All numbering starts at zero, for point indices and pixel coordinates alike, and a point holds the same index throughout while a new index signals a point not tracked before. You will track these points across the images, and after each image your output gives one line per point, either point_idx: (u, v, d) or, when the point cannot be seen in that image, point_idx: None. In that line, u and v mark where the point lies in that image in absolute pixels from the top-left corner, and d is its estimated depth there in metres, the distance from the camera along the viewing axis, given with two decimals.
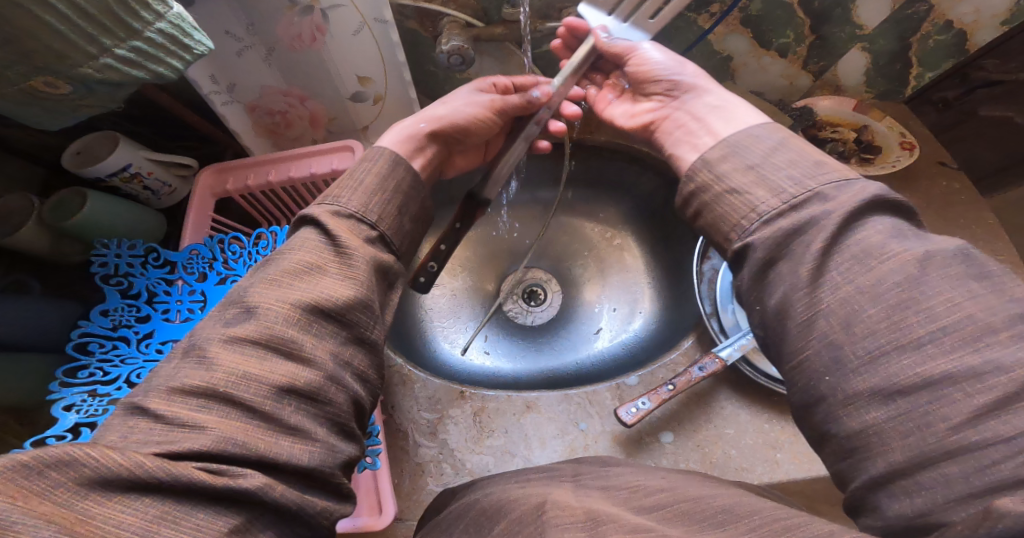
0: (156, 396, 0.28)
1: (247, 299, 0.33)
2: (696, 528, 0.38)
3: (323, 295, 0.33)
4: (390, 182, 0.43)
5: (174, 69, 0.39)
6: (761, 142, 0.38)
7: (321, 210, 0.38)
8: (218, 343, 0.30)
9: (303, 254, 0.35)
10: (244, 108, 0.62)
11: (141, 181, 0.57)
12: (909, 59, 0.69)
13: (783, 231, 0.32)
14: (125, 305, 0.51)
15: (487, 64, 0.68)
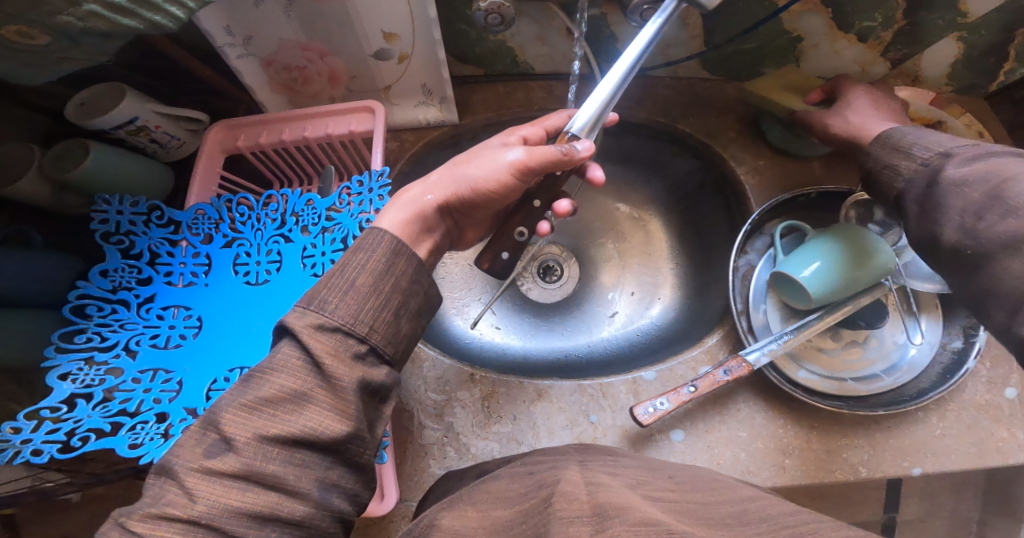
0: (138, 519, 0.29)
1: (224, 426, 0.31)
2: (711, 526, 0.37)
3: (305, 429, 0.31)
4: (386, 282, 0.37)
5: (172, 18, 0.35)
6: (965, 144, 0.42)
7: (303, 323, 0.34)
8: (198, 474, 0.30)
9: (286, 377, 0.32)
10: (259, 61, 0.57)
11: (148, 134, 0.53)
12: (1007, 52, 0.63)
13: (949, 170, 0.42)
14: (126, 267, 0.49)
15: (524, 25, 0.63)
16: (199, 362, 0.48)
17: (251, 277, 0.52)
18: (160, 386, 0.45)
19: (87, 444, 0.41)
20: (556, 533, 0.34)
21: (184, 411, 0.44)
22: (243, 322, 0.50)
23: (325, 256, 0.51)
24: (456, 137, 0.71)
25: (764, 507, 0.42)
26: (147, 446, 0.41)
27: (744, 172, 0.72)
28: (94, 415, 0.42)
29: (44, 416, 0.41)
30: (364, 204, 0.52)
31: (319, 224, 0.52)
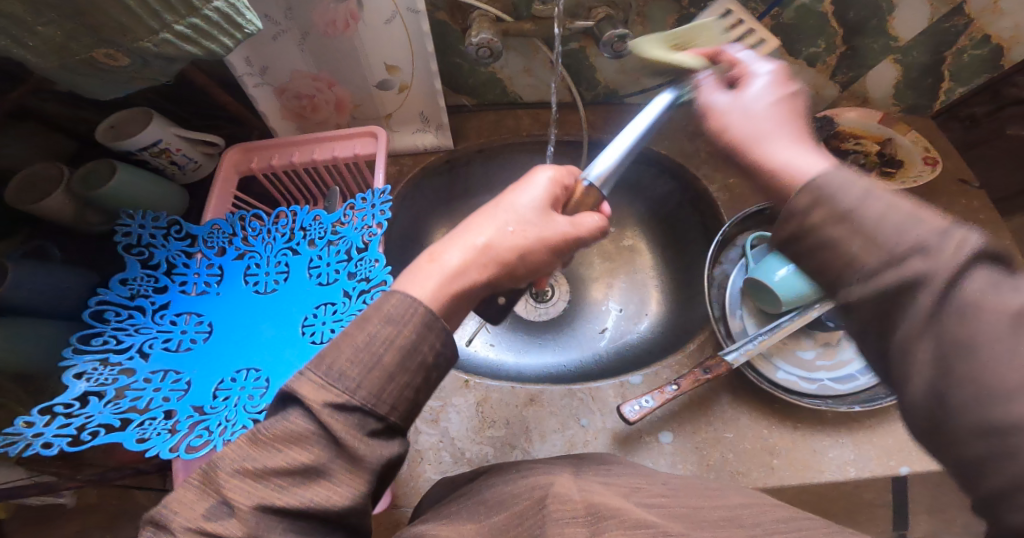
0: None
1: (227, 492, 0.32)
2: (699, 527, 0.40)
3: (311, 503, 0.32)
4: (413, 361, 0.37)
5: (224, 47, 0.40)
6: (837, 189, 0.35)
7: (318, 399, 0.34)
8: (198, 536, 0.31)
9: (294, 451, 0.33)
10: (273, 91, 0.63)
11: (168, 156, 0.58)
12: (941, 73, 0.70)
13: (885, 290, 0.32)
14: (145, 276, 0.53)
15: (511, 57, 0.70)
16: (208, 364, 0.50)
17: (260, 287, 0.55)
18: (169, 385, 0.48)
19: (96, 438, 0.44)
20: (551, 532, 0.38)
21: (191, 409, 0.47)
22: (251, 327, 0.53)
23: (329, 266, 0.55)
24: (450, 162, 0.76)
25: (754, 515, 0.42)
26: (153, 440, 0.44)
27: (717, 189, 0.77)
28: (105, 412, 0.45)
29: (58, 411, 0.45)
30: (367, 219, 0.56)
31: (325, 238, 0.56)
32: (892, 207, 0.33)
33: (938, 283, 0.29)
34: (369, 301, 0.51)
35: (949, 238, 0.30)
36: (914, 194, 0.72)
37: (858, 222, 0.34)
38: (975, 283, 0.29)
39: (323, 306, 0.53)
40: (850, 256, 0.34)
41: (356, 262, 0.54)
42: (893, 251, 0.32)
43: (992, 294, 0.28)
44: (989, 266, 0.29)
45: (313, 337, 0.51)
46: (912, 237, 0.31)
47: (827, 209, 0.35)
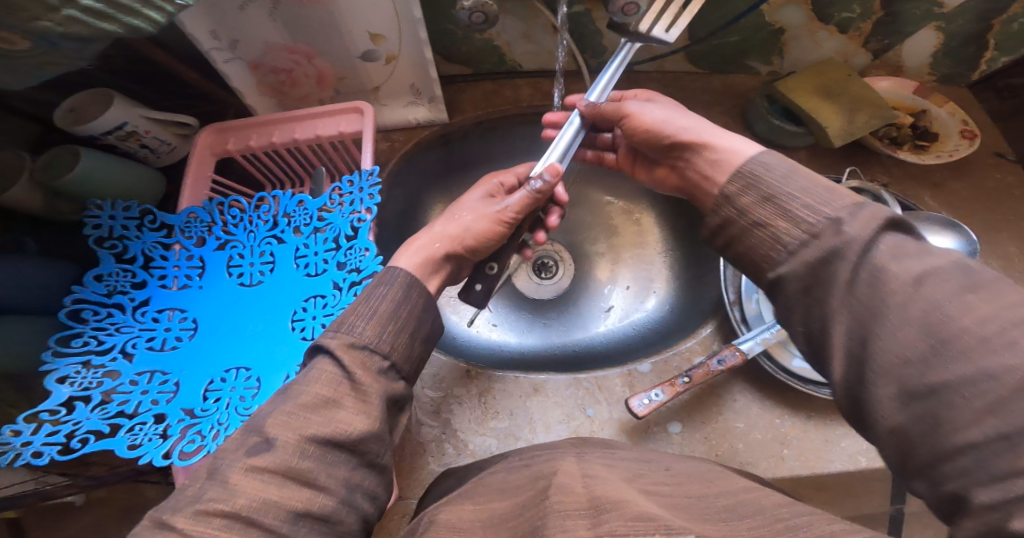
0: (177, 519, 0.28)
1: (265, 429, 0.32)
2: (707, 523, 0.33)
3: (342, 427, 0.32)
4: (404, 309, 0.40)
5: (153, 22, 0.35)
6: (772, 169, 0.38)
7: (337, 341, 0.37)
8: (240, 469, 0.30)
9: (318, 386, 0.34)
10: (246, 65, 0.58)
11: (137, 140, 0.54)
12: (986, 41, 0.65)
13: (812, 261, 0.33)
14: (120, 271, 0.50)
15: (509, 22, 0.64)
16: (195, 363, 0.48)
17: (245, 278, 0.52)
18: (157, 387, 0.46)
19: (87, 446, 0.42)
20: (551, 527, 0.32)
21: (182, 411, 0.45)
22: (237, 322, 0.50)
23: (317, 256, 0.52)
24: (446, 137, 0.71)
25: (759, 500, 0.37)
26: (145, 446, 0.42)
27: None
28: (93, 418, 0.43)
29: (43, 419, 0.43)
30: (354, 204, 0.52)
31: (311, 224, 0.53)
32: (808, 186, 0.35)
33: (854, 252, 0.31)
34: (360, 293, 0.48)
35: (860, 212, 0.32)
36: (945, 169, 0.67)
37: (782, 203, 0.36)
38: (883, 247, 0.30)
39: (312, 298, 0.50)
40: (778, 235, 0.35)
41: (344, 251, 0.51)
42: (808, 227, 0.34)
43: (895, 260, 0.30)
44: (893, 233, 0.31)
45: (303, 332, 0.48)
46: (835, 206, 0.33)
47: (742, 201, 0.38)
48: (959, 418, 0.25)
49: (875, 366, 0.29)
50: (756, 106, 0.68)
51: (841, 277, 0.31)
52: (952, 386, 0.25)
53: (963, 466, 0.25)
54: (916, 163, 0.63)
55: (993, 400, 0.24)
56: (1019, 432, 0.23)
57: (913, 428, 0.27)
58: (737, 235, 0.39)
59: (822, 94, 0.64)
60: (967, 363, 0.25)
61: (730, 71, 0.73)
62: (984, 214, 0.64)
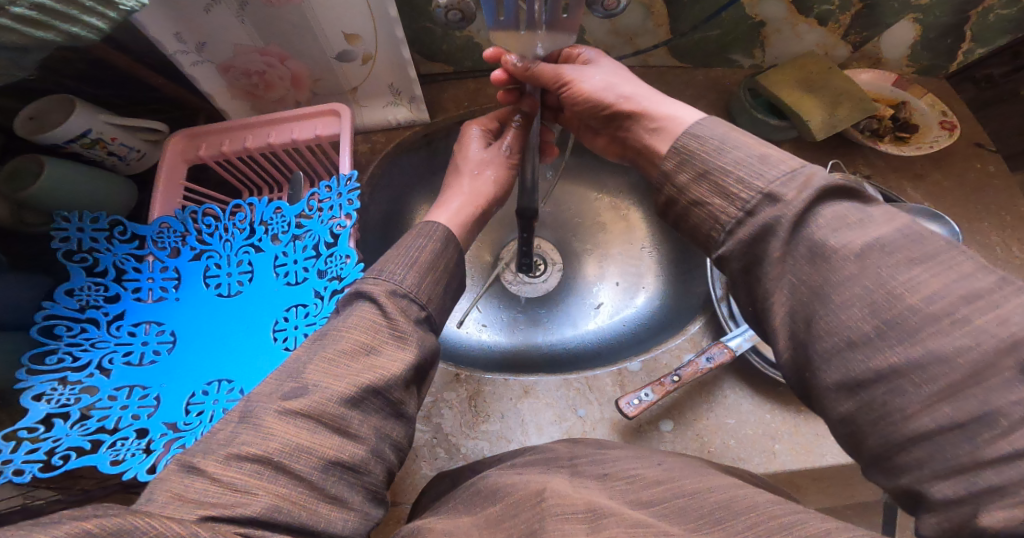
0: (214, 460, 0.28)
1: (305, 375, 0.33)
2: (700, 528, 0.31)
3: (378, 373, 0.34)
4: (442, 260, 0.43)
5: (92, 29, 0.34)
6: (705, 143, 0.37)
7: (380, 288, 0.39)
8: (276, 413, 0.30)
9: (357, 333, 0.35)
10: (217, 68, 0.57)
11: (104, 147, 0.52)
12: (963, 33, 0.65)
13: (750, 238, 0.33)
14: (92, 284, 0.48)
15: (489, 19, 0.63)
16: (176, 377, 0.47)
17: (223, 289, 0.51)
18: (137, 402, 0.45)
19: (68, 464, 0.41)
20: (548, 529, 0.31)
21: (164, 426, 0.44)
22: (217, 333, 0.49)
23: (297, 264, 0.51)
24: (428, 136, 0.70)
25: (752, 495, 0.35)
26: (128, 462, 0.40)
27: None
28: (73, 434, 0.42)
29: (22, 437, 0.41)
30: (334, 209, 0.51)
31: (289, 232, 0.52)
32: (742, 157, 0.35)
33: (785, 229, 0.31)
34: None
35: (796, 177, 0.32)
36: (926, 158, 0.68)
37: (717, 178, 0.35)
38: (823, 219, 0.30)
39: (294, 307, 0.49)
40: (716, 213, 0.35)
41: (326, 258, 0.50)
42: (744, 204, 0.33)
43: (833, 234, 0.30)
44: (839, 200, 0.31)
45: (286, 344, 0.47)
46: (769, 178, 0.33)
47: (681, 177, 0.38)
48: (909, 405, 0.26)
49: (815, 352, 0.29)
50: (740, 99, 0.68)
51: (773, 254, 0.31)
52: (901, 373, 0.26)
53: (920, 456, 0.25)
54: (897, 154, 0.63)
55: (941, 387, 0.25)
56: (970, 419, 0.24)
57: (862, 417, 0.28)
58: (679, 215, 0.38)
59: (806, 87, 0.64)
60: (913, 346, 0.26)
61: (713, 65, 0.73)
62: (965, 204, 0.65)
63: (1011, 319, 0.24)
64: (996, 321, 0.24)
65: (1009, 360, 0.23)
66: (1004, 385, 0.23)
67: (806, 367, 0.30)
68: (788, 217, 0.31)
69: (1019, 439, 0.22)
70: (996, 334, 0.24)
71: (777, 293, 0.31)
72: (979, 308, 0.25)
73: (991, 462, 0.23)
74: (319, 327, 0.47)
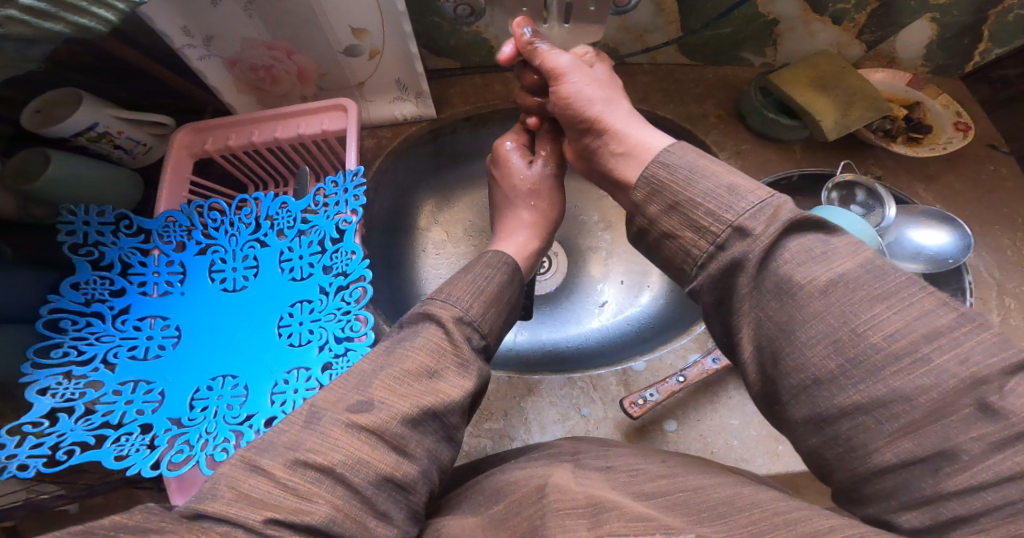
0: (277, 461, 0.29)
1: (370, 390, 0.34)
2: (702, 520, 0.30)
3: (440, 398, 0.35)
4: (504, 294, 0.45)
5: (100, 20, 0.34)
6: (675, 171, 0.36)
7: (447, 313, 0.40)
8: (343, 425, 0.31)
9: (422, 354, 0.36)
10: (223, 62, 0.56)
11: (110, 140, 0.52)
12: (981, 32, 0.64)
13: (718, 274, 0.33)
14: (98, 278, 0.49)
15: (498, 15, 0.62)
16: (181, 372, 0.47)
17: (228, 284, 0.51)
18: (141, 397, 0.45)
19: (72, 458, 0.41)
20: (549, 528, 0.30)
21: (168, 421, 0.44)
22: (222, 328, 0.49)
23: (302, 259, 0.50)
24: (434, 132, 0.69)
25: (754, 493, 0.35)
26: (133, 457, 0.41)
27: (726, 157, 0.68)
28: (77, 429, 0.42)
29: (26, 432, 0.41)
30: (340, 205, 0.51)
31: (295, 227, 0.52)
32: (712, 189, 0.34)
33: (752, 266, 0.31)
34: (349, 298, 0.47)
35: (760, 212, 0.32)
36: (938, 159, 0.67)
37: (688, 211, 0.35)
38: (789, 253, 0.31)
39: (298, 303, 0.49)
40: (688, 246, 0.35)
41: (331, 254, 0.50)
42: (713, 238, 0.33)
43: (799, 268, 0.30)
44: (811, 232, 0.31)
45: (289, 340, 0.47)
46: (737, 211, 0.32)
47: (651, 208, 0.37)
48: (873, 441, 0.27)
49: (783, 384, 0.30)
50: (751, 98, 0.67)
51: (741, 290, 0.32)
52: (866, 410, 0.27)
53: (884, 486, 0.27)
54: (911, 155, 0.62)
55: (905, 423, 0.26)
56: (930, 453, 0.25)
57: (828, 451, 0.29)
58: (654, 244, 0.38)
59: (819, 87, 0.63)
60: (876, 383, 0.27)
61: (723, 63, 0.72)
62: (976, 206, 0.64)
63: (968, 358, 0.25)
64: (956, 360, 0.26)
65: (966, 398, 0.25)
66: (963, 422, 0.25)
67: (776, 400, 0.31)
68: (755, 254, 0.31)
69: (979, 473, 0.24)
70: (955, 373, 0.25)
71: (748, 305, 0.32)
72: (940, 347, 0.26)
73: (949, 495, 0.25)
74: (323, 323, 0.47)
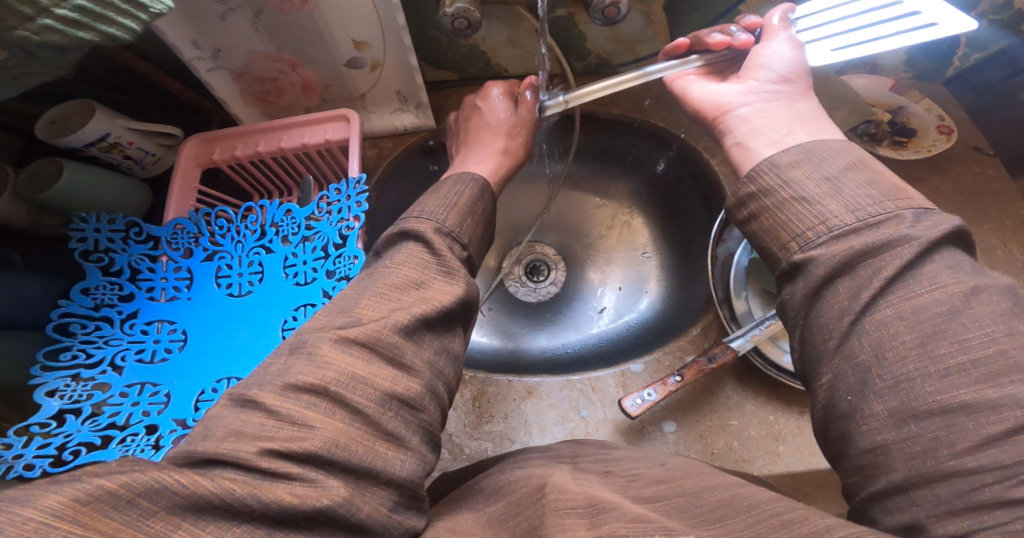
0: (269, 391, 0.30)
1: (357, 310, 0.35)
2: (701, 525, 0.31)
3: (431, 301, 0.36)
4: (479, 205, 0.47)
5: (127, 30, 0.36)
6: (838, 155, 0.35)
7: (425, 227, 0.41)
8: (330, 343, 0.32)
9: (408, 269, 0.38)
10: (231, 75, 0.58)
11: (121, 151, 0.54)
12: (959, 38, 0.66)
13: (854, 252, 0.30)
14: (107, 284, 0.50)
15: (493, 28, 0.65)
16: (186, 374, 0.48)
17: (234, 289, 0.52)
18: (147, 399, 0.46)
19: (79, 458, 0.42)
20: (549, 526, 0.30)
21: (174, 422, 0.45)
22: (225, 332, 0.50)
23: (307, 264, 0.52)
24: (434, 141, 0.71)
25: (756, 493, 0.35)
26: (138, 457, 0.42)
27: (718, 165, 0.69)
28: (84, 429, 0.43)
29: (34, 432, 0.42)
30: (343, 211, 0.53)
31: (299, 234, 0.53)
32: (875, 179, 0.33)
33: (909, 251, 0.29)
34: None
35: (924, 218, 0.30)
36: (926, 162, 0.69)
37: (837, 186, 0.33)
38: (940, 261, 0.29)
39: (303, 308, 0.50)
40: (826, 215, 0.32)
41: (333, 259, 0.51)
42: (868, 215, 0.31)
43: (949, 272, 0.29)
44: (952, 248, 0.30)
45: None
46: (898, 203, 0.31)
47: (792, 173, 0.35)
48: (961, 442, 0.26)
49: (881, 372, 0.28)
50: None
51: (884, 272, 0.29)
52: (974, 409, 0.26)
53: (942, 492, 0.26)
54: (895, 158, 0.64)
55: (1008, 428, 0.25)
56: (1014, 462, 0.24)
57: (901, 448, 0.27)
58: (761, 209, 0.36)
59: None
60: (997, 388, 0.26)
61: None
62: (966, 207, 0.66)
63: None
64: None
65: None
66: None
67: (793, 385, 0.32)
68: (908, 251, 0.29)
69: None
70: None
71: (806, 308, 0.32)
72: None
73: (1009, 503, 0.24)
74: None
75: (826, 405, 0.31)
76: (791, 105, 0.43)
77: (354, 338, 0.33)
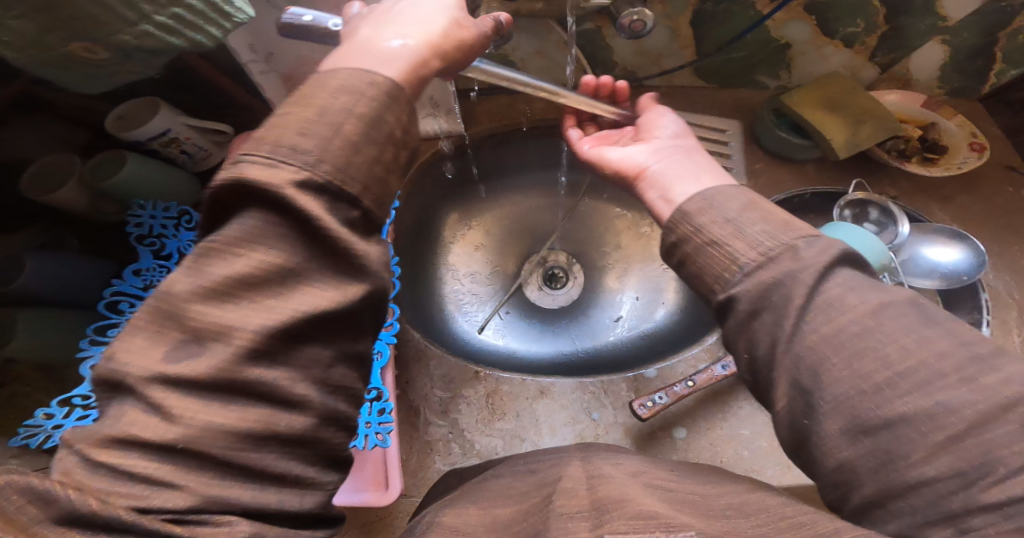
0: (112, 446, 0.25)
1: (193, 321, 0.27)
2: (709, 520, 0.32)
3: (301, 310, 0.29)
4: (374, 130, 0.33)
5: (211, 38, 0.42)
6: (731, 199, 0.38)
7: (282, 177, 0.29)
8: (164, 387, 0.25)
9: (263, 257, 0.29)
10: (280, 77, 0.63)
11: (179, 145, 0.58)
12: (993, 54, 0.65)
13: (767, 283, 0.33)
14: (157, 266, 0.53)
15: (523, 39, 0.68)
16: None
17: None
18: None
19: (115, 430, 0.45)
20: (553, 529, 0.31)
21: None
22: None
23: None
24: None
25: (763, 499, 0.36)
26: None
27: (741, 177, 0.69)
28: None
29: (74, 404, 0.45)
30: None
31: None
32: (766, 215, 0.36)
33: (808, 276, 0.32)
34: None
35: (815, 243, 0.34)
36: (955, 181, 0.68)
37: (741, 226, 0.36)
38: (837, 280, 0.32)
39: None
40: (733, 255, 0.35)
41: None
42: (766, 251, 0.34)
43: (852, 293, 0.31)
44: (851, 268, 0.34)
45: None
46: (791, 234, 0.34)
47: (701, 220, 0.38)
48: (914, 453, 0.27)
49: (822, 395, 0.30)
50: (763, 117, 0.70)
51: (795, 299, 0.32)
52: (907, 420, 0.27)
53: (914, 502, 0.27)
54: (924, 175, 0.64)
55: (948, 436, 0.26)
56: (970, 468, 0.26)
57: (862, 464, 0.28)
58: (688, 254, 0.38)
59: (830, 106, 0.66)
60: (925, 397, 0.27)
61: (738, 86, 0.76)
62: (996, 227, 0.65)
63: (1010, 380, 0.26)
64: (1004, 382, 0.26)
65: (1013, 414, 0.26)
66: (1011, 434, 0.25)
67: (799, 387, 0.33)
68: (811, 271, 0.32)
69: (1013, 487, 0.24)
70: (1001, 392, 0.26)
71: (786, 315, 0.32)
72: (983, 368, 0.27)
73: (983, 508, 0.25)
74: None
75: (789, 430, 0.32)
76: (685, 159, 0.48)
77: (197, 374, 0.26)
